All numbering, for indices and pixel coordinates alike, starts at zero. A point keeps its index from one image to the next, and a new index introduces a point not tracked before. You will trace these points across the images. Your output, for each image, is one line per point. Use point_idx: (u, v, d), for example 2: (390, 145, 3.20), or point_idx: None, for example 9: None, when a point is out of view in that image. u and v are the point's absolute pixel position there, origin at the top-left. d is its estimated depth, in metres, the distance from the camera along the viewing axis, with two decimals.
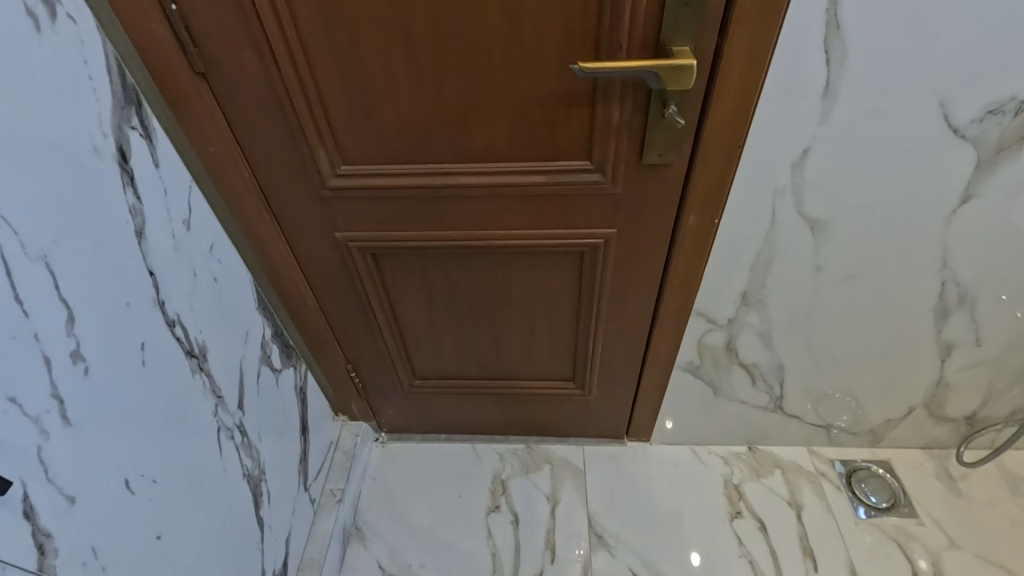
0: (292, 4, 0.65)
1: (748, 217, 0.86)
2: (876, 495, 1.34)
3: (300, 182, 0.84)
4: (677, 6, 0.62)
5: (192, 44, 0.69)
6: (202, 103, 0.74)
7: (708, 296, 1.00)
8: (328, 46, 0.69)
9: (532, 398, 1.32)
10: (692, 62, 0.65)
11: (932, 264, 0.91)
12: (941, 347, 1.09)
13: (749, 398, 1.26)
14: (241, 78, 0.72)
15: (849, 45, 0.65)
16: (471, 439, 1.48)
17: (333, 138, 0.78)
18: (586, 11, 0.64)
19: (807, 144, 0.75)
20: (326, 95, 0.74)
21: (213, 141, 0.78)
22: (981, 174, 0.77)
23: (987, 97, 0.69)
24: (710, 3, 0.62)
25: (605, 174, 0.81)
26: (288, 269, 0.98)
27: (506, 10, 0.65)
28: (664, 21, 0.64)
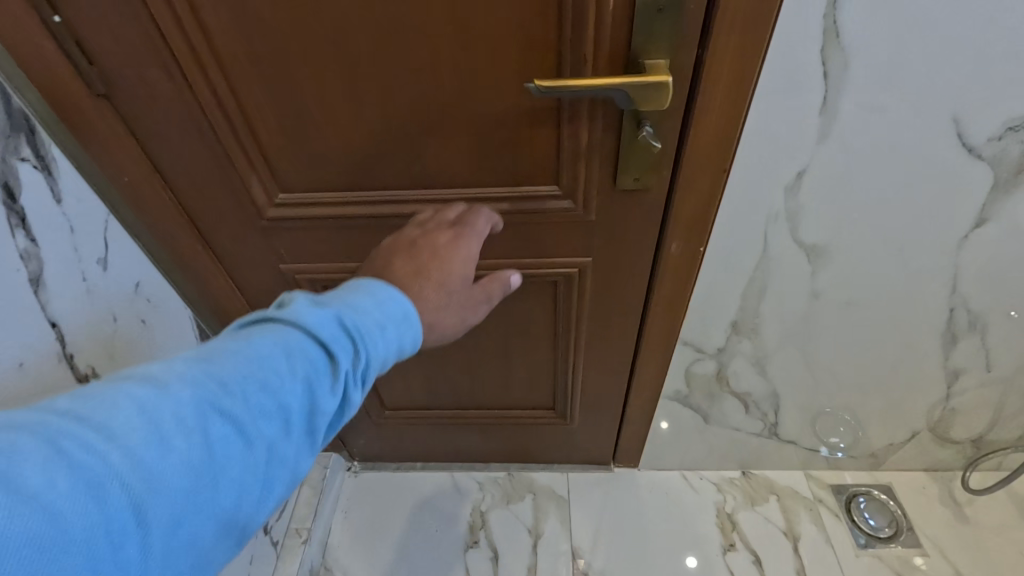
0: (200, 15, 0.56)
1: (737, 244, 0.77)
2: (874, 519, 1.27)
3: (234, 212, 0.74)
4: (650, 12, 0.53)
5: (87, 62, 0.58)
6: (110, 128, 0.64)
7: (695, 326, 0.92)
8: (246, 62, 0.59)
9: (511, 427, 1.24)
10: (666, 79, 0.55)
11: (940, 290, 0.83)
12: (948, 373, 1.01)
13: (742, 425, 1.18)
14: (151, 100, 0.62)
15: (852, 54, 0.56)
16: (450, 467, 1.39)
17: (266, 164, 0.69)
18: (544, 18, 0.55)
19: (802, 166, 0.66)
20: (252, 116, 0.64)
21: (128, 170, 0.68)
22: (997, 196, 0.69)
23: (1010, 111, 0.59)
24: (688, 8, 0.53)
25: (575, 201, 0.72)
26: (233, 303, 0.89)
27: (450, 19, 0.55)
28: (635, 30, 0.54)
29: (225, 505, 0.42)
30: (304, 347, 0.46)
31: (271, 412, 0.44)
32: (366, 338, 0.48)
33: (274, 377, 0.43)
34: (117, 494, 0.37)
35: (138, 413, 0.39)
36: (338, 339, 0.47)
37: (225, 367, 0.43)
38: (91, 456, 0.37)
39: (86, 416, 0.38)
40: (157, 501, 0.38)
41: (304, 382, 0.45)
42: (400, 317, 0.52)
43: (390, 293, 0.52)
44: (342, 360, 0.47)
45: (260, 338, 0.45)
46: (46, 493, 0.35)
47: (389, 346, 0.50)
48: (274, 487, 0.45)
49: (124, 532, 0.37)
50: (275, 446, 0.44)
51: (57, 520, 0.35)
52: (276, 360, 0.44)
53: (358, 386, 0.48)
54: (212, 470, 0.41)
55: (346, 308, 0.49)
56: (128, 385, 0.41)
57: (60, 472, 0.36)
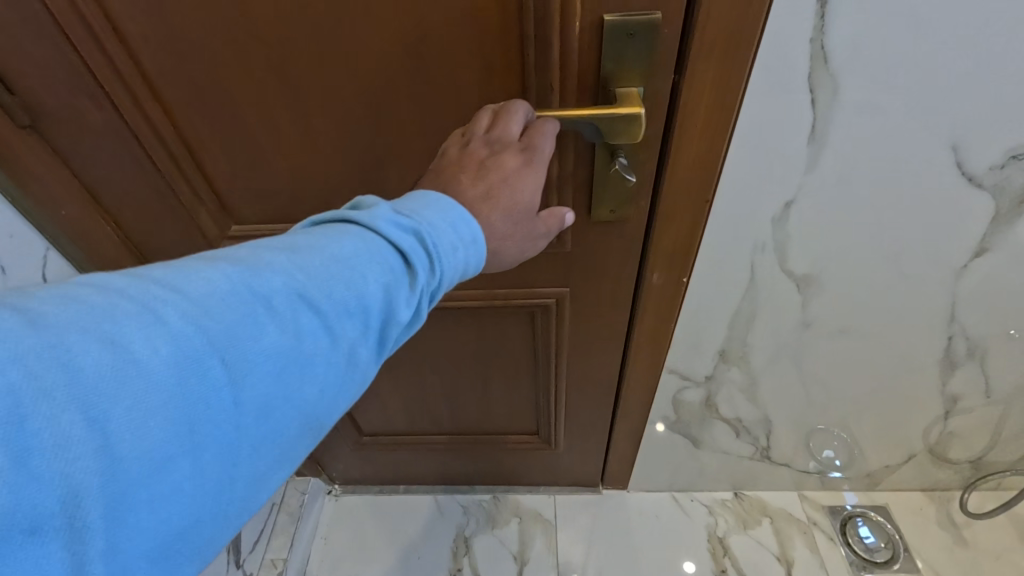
0: (127, 42, 0.51)
1: (723, 274, 0.73)
2: (871, 535, 1.24)
3: (184, 245, 0.70)
4: (619, 37, 0.49)
5: (9, 93, 0.54)
6: (45, 160, 0.60)
7: (681, 354, 0.87)
8: (184, 90, 0.55)
9: (494, 451, 1.20)
10: (636, 109, 0.50)
11: (937, 319, 0.79)
12: (946, 399, 0.97)
13: (732, 449, 1.14)
14: (83, 131, 0.58)
15: (841, 81, 0.51)
16: (433, 490, 1.35)
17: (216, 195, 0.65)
18: (505, 44, 0.50)
19: (790, 197, 0.62)
20: (195, 146, 0.60)
21: (66, 203, 0.64)
22: (998, 226, 0.64)
23: (1013, 140, 0.55)
24: (662, 33, 0.49)
25: None
26: None
27: (403, 46, 0.51)
28: (605, 55, 0.50)
29: (310, 403, 0.38)
30: (382, 253, 0.40)
31: (353, 314, 0.38)
32: (445, 252, 0.41)
33: (357, 279, 0.38)
34: (212, 374, 0.33)
35: (226, 295, 0.35)
36: (416, 247, 0.40)
37: (311, 258, 0.38)
38: (184, 331, 0.33)
39: (174, 288, 0.34)
40: (246, 391, 0.35)
41: (383, 289, 0.39)
42: (475, 241, 0.43)
43: (466, 215, 0.43)
44: (421, 271, 0.40)
45: (340, 238, 0.39)
46: (144, 363, 0.31)
47: (463, 266, 0.43)
48: (348, 389, 0.41)
49: (216, 416, 0.34)
50: (353, 352, 0.39)
51: (156, 394, 0.32)
52: (357, 262, 0.38)
53: (434, 300, 0.42)
54: (296, 369, 0.37)
55: (427, 217, 0.41)
56: (210, 266, 0.36)
57: (158, 339, 0.32)
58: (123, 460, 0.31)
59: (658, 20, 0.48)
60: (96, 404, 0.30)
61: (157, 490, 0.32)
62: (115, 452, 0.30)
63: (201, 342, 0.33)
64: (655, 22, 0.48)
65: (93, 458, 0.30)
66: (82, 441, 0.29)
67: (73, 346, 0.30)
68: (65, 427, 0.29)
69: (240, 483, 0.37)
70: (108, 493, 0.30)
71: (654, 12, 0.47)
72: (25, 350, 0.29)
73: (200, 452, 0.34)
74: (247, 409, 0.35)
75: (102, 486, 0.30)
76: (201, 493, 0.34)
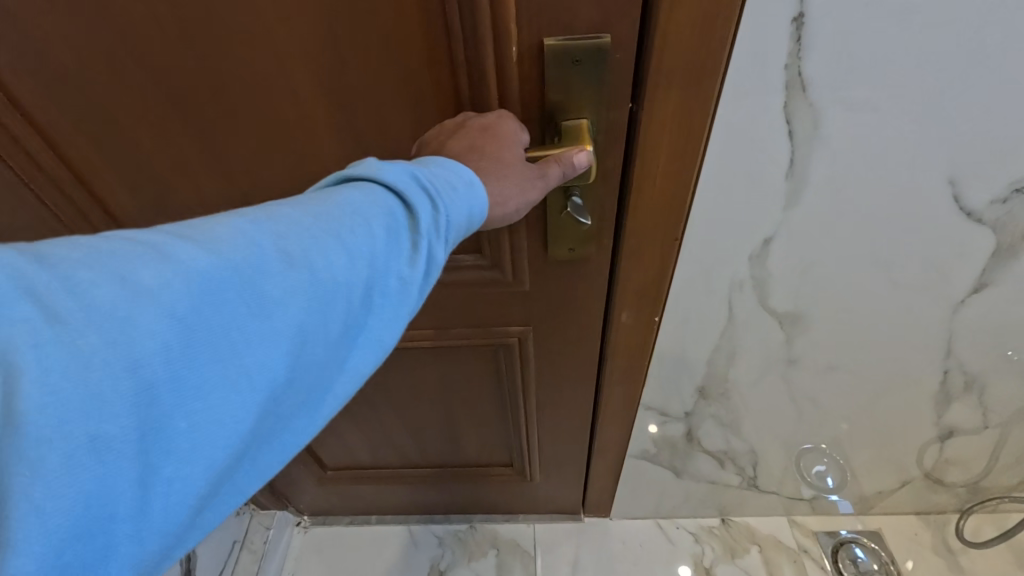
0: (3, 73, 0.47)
1: (699, 312, 0.66)
2: (863, 552, 1.21)
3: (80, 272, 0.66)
4: (563, 63, 0.43)
5: None
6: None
7: (658, 391, 0.81)
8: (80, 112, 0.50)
9: (468, 484, 1.13)
10: (584, 149, 0.45)
11: (932, 353, 0.73)
12: (942, 431, 0.91)
13: (718, 478, 1.08)
14: None
15: (822, 111, 0.45)
16: (408, 520, 1.29)
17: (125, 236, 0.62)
18: (436, 72, 0.45)
19: (769, 233, 0.56)
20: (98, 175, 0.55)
21: None
22: (999, 261, 0.58)
23: (1018, 172, 0.48)
24: (612, 58, 0.43)
25: (504, 271, 0.62)
26: None
27: (322, 66, 0.46)
28: (550, 82, 0.45)
29: (342, 341, 0.34)
30: (385, 201, 0.36)
31: (366, 257, 0.34)
32: (447, 198, 0.37)
33: (365, 222, 0.34)
34: (232, 312, 0.30)
35: (240, 233, 0.32)
36: (417, 190, 0.37)
37: (321, 206, 0.34)
38: (198, 264, 0.29)
39: (185, 232, 0.31)
40: (272, 323, 0.31)
41: (389, 234, 0.35)
42: (474, 183, 0.40)
43: (461, 165, 0.40)
44: (429, 213, 0.36)
45: (346, 189, 0.36)
46: (163, 289, 0.28)
47: (468, 211, 0.39)
48: (381, 334, 0.36)
49: (246, 347, 0.30)
50: (374, 299, 0.35)
51: (178, 321, 0.28)
52: (364, 204, 0.35)
53: (453, 242, 0.38)
54: (323, 305, 0.33)
55: (428, 168, 0.38)
56: (220, 216, 0.33)
57: (170, 274, 0.28)
58: (145, 397, 0.27)
59: (607, 44, 0.42)
60: (118, 328, 0.26)
61: (191, 422, 0.28)
62: (142, 376, 0.27)
63: (219, 271, 0.30)
64: (603, 47, 0.43)
65: (119, 383, 0.26)
66: (109, 367, 0.26)
67: (90, 276, 0.27)
68: (86, 350, 0.26)
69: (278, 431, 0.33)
70: (138, 423, 0.27)
71: (604, 34, 0.42)
72: (36, 279, 0.26)
73: (234, 385, 0.30)
74: (276, 347, 0.31)
75: (131, 415, 0.27)
76: (239, 434, 0.30)
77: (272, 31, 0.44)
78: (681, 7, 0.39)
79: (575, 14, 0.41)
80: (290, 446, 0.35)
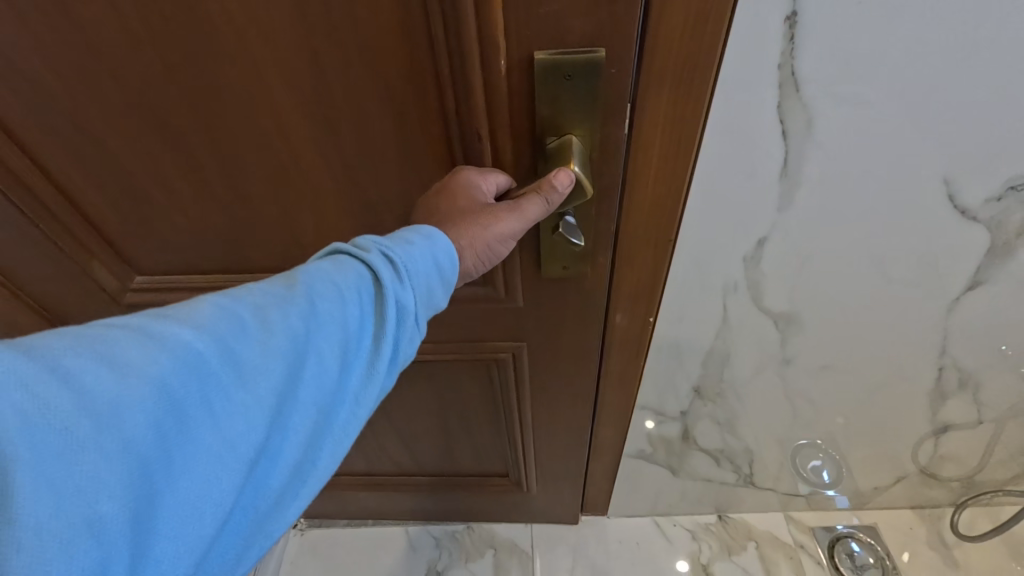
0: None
1: (693, 313, 0.66)
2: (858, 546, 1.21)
3: (66, 277, 0.66)
4: (553, 77, 0.42)
5: None
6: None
7: (654, 391, 0.81)
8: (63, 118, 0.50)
9: (464, 491, 1.13)
10: (568, 169, 0.45)
11: (928, 352, 0.72)
12: (937, 427, 0.91)
13: (714, 476, 1.08)
14: None
15: (815, 112, 0.44)
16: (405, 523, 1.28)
17: (106, 241, 0.63)
18: (424, 84, 0.45)
19: (763, 233, 0.55)
20: (83, 179, 0.56)
21: None
22: (994, 261, 0.58)
23: (1012, 171, 0.48)
24: (604, 70, 0.42)
25: (496, 288, 0.62)
26: None
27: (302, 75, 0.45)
28: (540, 96, 0.44)
29: (317, 403, 0.39)
30: (353, 269, 0.41)
31: (340, 323, 0.39)
32: (412, 255, 0.43)
33: (337, 290, 0.40)
34: (220, 383, 0.33)
35: (219, 312, 0.36)
36: (380, 253, 0.42)
37: (296, 280, 0.39)
38: (184, 343, 0.33)
39: (164, 314, 0.34)
40: (256, 392, 0.35)
41: (359, 299, 0.40)
42: (435, 236, 0.44)
43: (423, 224, 0.46)
44: (393, 274, 0.42)
45: (312, 264, 0.41)
46: (152, 371, 0.31)
47: (434, 267, 0.44)
48: (353, 393, 0.41)
49: (231, 417, 0.33)
50: (346, 361, 0.40)
51: (168, 398, 0.31)
52: (333, 272, 0.40)
53: (420, 295, 0.43)
54: (299, 370, 0.37)
55: (386, 237, 0.44)
56: (199, 297, 0.37)
57: (160, 355, 0.32)
58: (140, 473, 0.30)
59: (600, 59, 0.41)
60: (110, 411, 0.29)
61: (180, 494, 0.31)
62: (135, 454, 0.30)
63: (206, 347, 0.33)
64: (595, 61, 0.42)
65: (114, 462, 0.29)
66: (107, 449, 0.29)
67: (79, 364, 0.29)
68: (82, 437, 0.28)
69: (260, 494, 0.36)
70: (132, 498, 0.29)
71: (598, 48, 0.41)
72: (25, 372, 0.27)
73: (221, 455, 0.33)
74: (260, 413, 0.35)
75: (126, 494, 0.29)
76: (225, 502, 0.33)
77: (256, 40, 0.43)
78: (672, 6, 0.39)
79: (566, 27, 0.40)
80: (271, 515, 0.38)
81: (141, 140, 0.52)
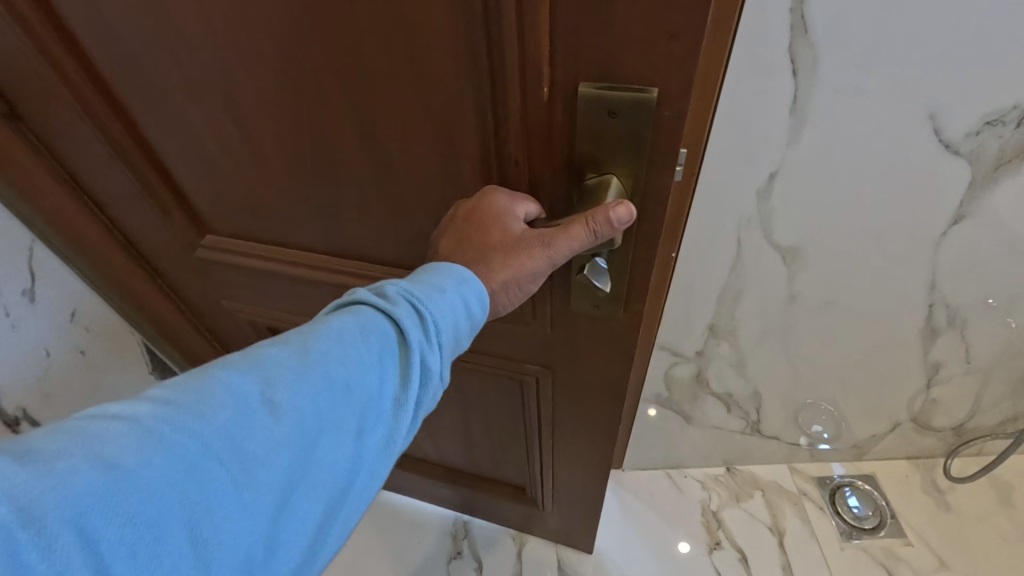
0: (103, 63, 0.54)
1: (712, 245, 0.74)
2: (860, 506, 1.27)
3: (153, 235, 0.73)
4: (597, 111, 0.43)
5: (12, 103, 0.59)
6: (24, 146, 0.63)
7: (672, 332, 0.90)
8: (157, 95, 0.55)
9: (490, 497, 1.19)
10: (615, 207, 0.46)
11: (919, 288, 0.81)
12: (929, 367, 0.99)
13: (723, 424, 1.16)
14: (73, 139, 0.62)
15: (820, 52, 0.53)
16: (424, 518, 1.32)
17: (186, 207, 0.69)
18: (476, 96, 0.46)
19: (774, 169, 0.63)
20: (170, 154, 0.61)
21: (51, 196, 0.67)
22: (975, 193, 0.66)
23: (986, 106, 0.56)
24: (653, 113, 0.43)
25: (530, 318, 0.69)
26: (178, 316, 0.86)
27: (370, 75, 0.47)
28: (581, 126, 0.45)
29: (332, 471, 0.39)
30: (375, 325, 0.42)
31: (352, 392, 0.40)
32: (435, 308, 0.45)
33: (354, 354, 0.40)
34: (219, 475, 0.33)
35: (225, 390, 0.36)
36: (405, 306, 0.44)
37: (311, 346, 0.40)
38: (185, 432, 0.33)
39: (172, 396, 0.35)
40: (256, 483, 0.35)
41: (379, 361, 0.41)
42: (464, 278, 0.48)
43: (455, 265, 0.49)
44: (419, 329, 0.44)
45: (326, 322, 0.42)
46: (147, 471, 0.31)
47: (462, 310, 0.47)
48: (367, 464, 0.41)
49: (228, 511, 0.33)
50: (361, 433, 0.41)
51: (161, 500, 0.31)
52: (351, 333, 0.41)
53: (442, 351, 0.45)
54: (308, 450, 0.37)
55: (409, 285, 0.46)
56: (212, 369, 0.37)
57: (158, 451, 0.32)
58: None
59: (646, 99, 0.42)
60: (99, 520, 0.29)
61: None
62: (121, 566, 0.30)
63: (210, 435, 0.34)
64: (640, 100, 0.42)
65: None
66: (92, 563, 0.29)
67: (72, 466, 0.30)
68: (65, 553, 0.28)
69: None
70: None
71: (652, 88, 0.42)
72: (12, 483, 0.28)
73: (213, 556, 0.33)
74: (259, 504, 0.35)
75: None
76: None
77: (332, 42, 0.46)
78: None
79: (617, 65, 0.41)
80: None
81: (215, 118, 0.55)
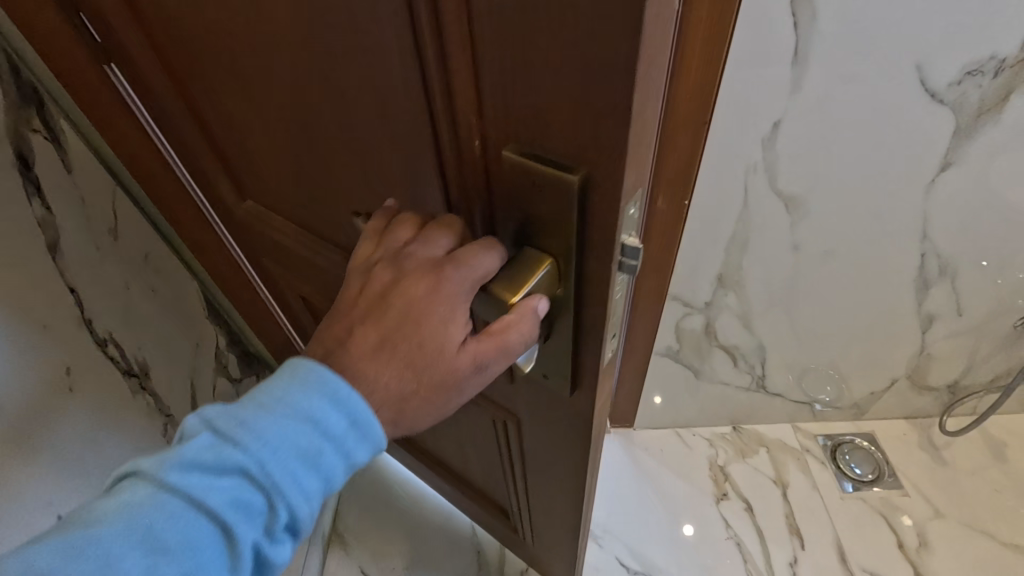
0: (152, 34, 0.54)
1: (722, 194, 0.81)
2: (860, 467, 1.34)
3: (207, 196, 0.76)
4: (525, 180, 0.37)
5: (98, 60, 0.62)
6: (101, 103, 0.67)
7: (683, 281, 0.97)
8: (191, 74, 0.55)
9: (482, 511, 1.15)
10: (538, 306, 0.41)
11: (911, 237, 0.88)
12: (922, 320, 1.06)
13: (730, 379, 1.24)
14: (147, 96, 0.64)
15: (818, 6, 0.60)
16: (428, 509, 1.33)
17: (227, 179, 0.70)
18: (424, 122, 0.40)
19: (777, 117, 0.71)
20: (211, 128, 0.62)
21: (126, 150, 0.73)
22: (959, 141, 0.74)
23: (968, 57, 0.64)
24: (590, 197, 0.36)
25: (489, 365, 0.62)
26: (227, 276, 0.91)
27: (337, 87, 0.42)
28: (512, 190, 0.39)
29: None
30: (184, 510, 0.39)
31: None
32: (267, 487, 0.40)
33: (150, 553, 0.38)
34: None
35: None
36: (222, 489, 0.39)
37: (100, 542, 0.37)
38: None
39: None
40: None
41: (187, 552, 0.38)
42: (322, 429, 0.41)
43: (320, 398, 0.41)
44: (239, 513, 0.39)
45: (131, 504, 0.39)
46: None
47: (305, 479, 0.41)
48: None
49: None
50: None
51: None
52: (150, 523, 0.38)
53: (272, 530, 0.41)
54: None
55: (238, 452, 0.39)
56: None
57: None
58: None
59: (573, 184, 0.35)
60: None
61: None
62: None
63: None
64: (567, 185, 0.35)
65: None
66: None
67: None
68: None
69: None
70: None
71: (578, 170, 0.34)
72: None
73: None
74: None
75: None
76: None
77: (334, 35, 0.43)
78: None
79: (548, 134, 0.34)
80: None
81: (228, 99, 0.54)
